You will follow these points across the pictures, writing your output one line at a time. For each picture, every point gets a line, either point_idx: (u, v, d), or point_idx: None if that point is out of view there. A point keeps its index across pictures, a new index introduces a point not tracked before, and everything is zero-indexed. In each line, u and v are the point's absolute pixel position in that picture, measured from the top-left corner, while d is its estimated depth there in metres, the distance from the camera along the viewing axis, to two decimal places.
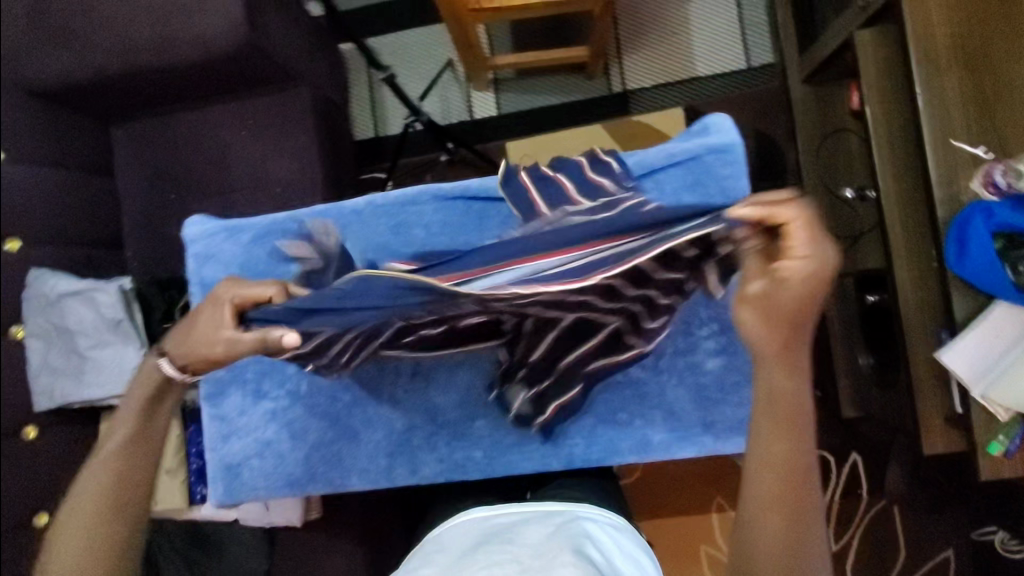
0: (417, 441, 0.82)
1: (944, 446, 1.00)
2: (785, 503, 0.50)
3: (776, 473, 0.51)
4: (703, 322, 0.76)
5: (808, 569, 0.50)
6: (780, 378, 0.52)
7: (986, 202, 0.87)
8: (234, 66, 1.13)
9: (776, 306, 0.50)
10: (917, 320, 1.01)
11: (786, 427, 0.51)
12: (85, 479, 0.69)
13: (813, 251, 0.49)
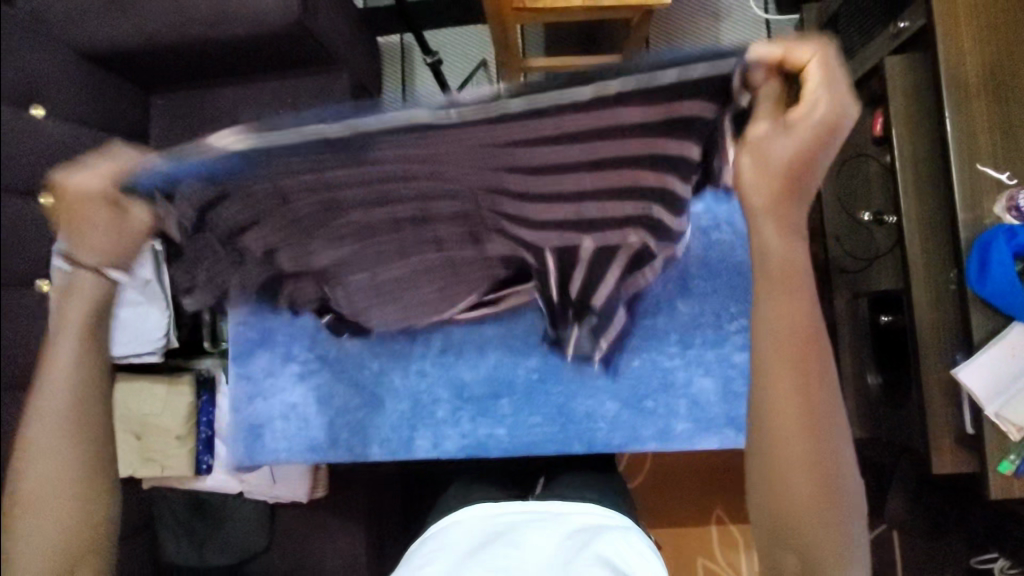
0: (443, 415, 0.84)
1: (955, 466, 1.02)
2: (799, 366, 0.43)
3: (791, 376, 0.43)
4: (732, 316, 0.80)
5: (830, 435, 0.42)
6: (780, 241, 0.45)
7: (1009, 225, 0.91)
8: (282, 45, 1.16)
9: (782, 152, 0.44)
10: (934, 339, 1.02)
11: (787, 289, 0.44)
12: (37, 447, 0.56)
13: (828, 94, 0.44)
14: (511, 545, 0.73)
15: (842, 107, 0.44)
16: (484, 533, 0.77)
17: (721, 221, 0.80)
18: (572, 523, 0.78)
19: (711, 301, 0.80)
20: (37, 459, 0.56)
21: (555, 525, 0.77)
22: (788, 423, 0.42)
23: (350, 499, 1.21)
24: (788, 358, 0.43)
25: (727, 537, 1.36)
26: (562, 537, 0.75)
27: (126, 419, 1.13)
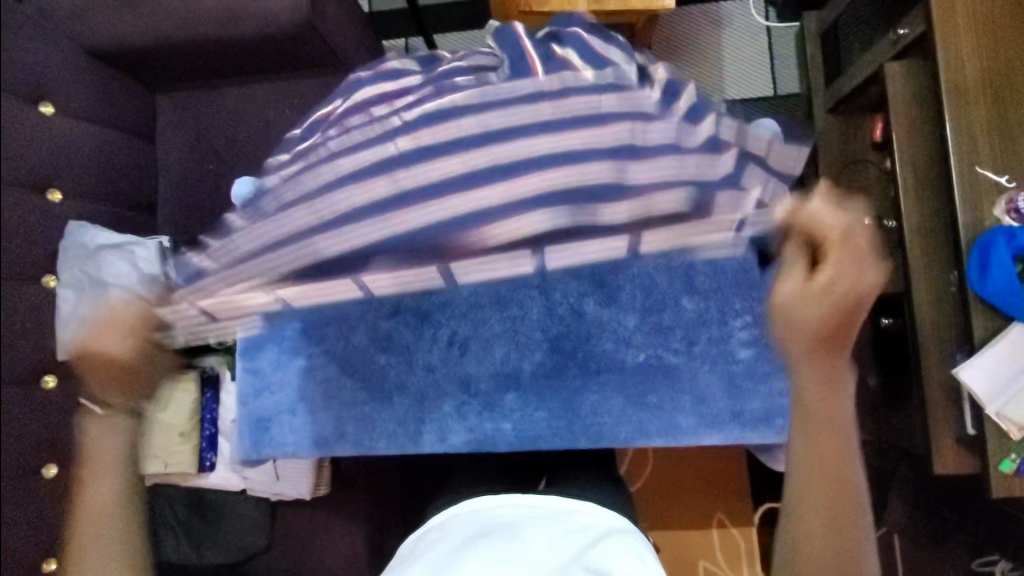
0: (449, 409, 0.85)
1: (955, 468, 1.02)
2: (830, 495, 0.57)
3: (825, 465, 0.58)
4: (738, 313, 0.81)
5: (857, 551, 0.56)
6: (815, 388, 0.59)
7: (1009, 226, 0.92)
8: (290, 46, 1.17)
9: (818, 323, 0.57)
10: (935, 340, 1.03)
11: (821, 433, 0.59)
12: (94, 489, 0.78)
13: (853, 276, 0.57)
14: (509, 541, 0.73)
15: (867, 281, 0.57)
16: (486, 527, 0.76)
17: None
18: (579, 525, 0.77)
19: (717, 298, 0.81)
20: (95, 488, 0.78)
21: (560, 524, 0.76)
22: (815, 499, 0.57)
23: (354, 498, 1.21)
24: (827, 459, 0.58)
25: (728, 539, 1.36)
26: (563, 539, 0.74)
27: None
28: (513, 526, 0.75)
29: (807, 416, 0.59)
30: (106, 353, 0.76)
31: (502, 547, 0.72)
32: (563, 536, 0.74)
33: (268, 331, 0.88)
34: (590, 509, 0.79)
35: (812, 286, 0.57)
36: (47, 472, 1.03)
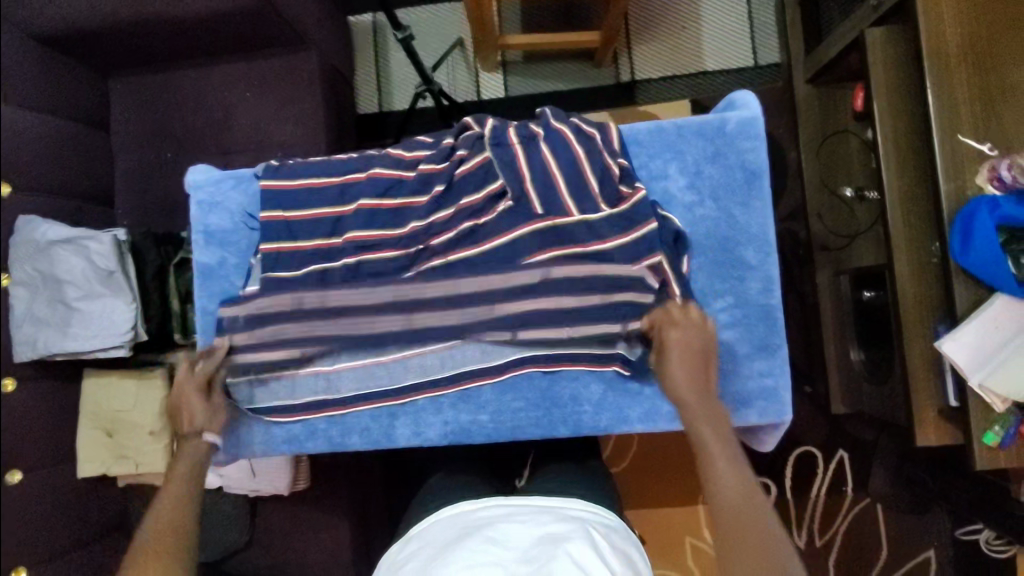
0: (424, 404, 0.81)
1: (938, 441, 1.03)
2: (746, 515, 0.61)
3: (738, 509, 0.61)
4: (718, 292, 0.76)
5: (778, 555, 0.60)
6: (711, 436, 0.66)
7: (991, 195, 0.89)
8: (247, 24, 1.10)
9: (672, 378, 0.69)
10: (915, 313, 1.02)
11: (724, 463, 0.64)
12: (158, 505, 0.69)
13: (689, 325, 0.70)
14: (490, 543, 0.73)
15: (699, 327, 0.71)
16: (465, 528, 0.78)
17: (705, 196, 0.77)
18: (552, 516, 0.79)
19: (697, 278, 0.77)
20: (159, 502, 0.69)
21: (535, 520, 0.78)
22: (735, 533, 0.61)
23: (338, 491, 1.19)
24: (734, 498, 0.62)
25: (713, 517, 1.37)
26: (543, 532, 0.75)
27: (93, 416, 1.10)
28: (491, 527, 0.76)
29: (713, 474, 0.64)
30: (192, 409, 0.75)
31: (483, 548, 0.73)
32: (540, 528, 0.76)
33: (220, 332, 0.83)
34: (562, 506, 0.83)
35: (682, 366, 0.68)
36: (10, 479, 0.98)
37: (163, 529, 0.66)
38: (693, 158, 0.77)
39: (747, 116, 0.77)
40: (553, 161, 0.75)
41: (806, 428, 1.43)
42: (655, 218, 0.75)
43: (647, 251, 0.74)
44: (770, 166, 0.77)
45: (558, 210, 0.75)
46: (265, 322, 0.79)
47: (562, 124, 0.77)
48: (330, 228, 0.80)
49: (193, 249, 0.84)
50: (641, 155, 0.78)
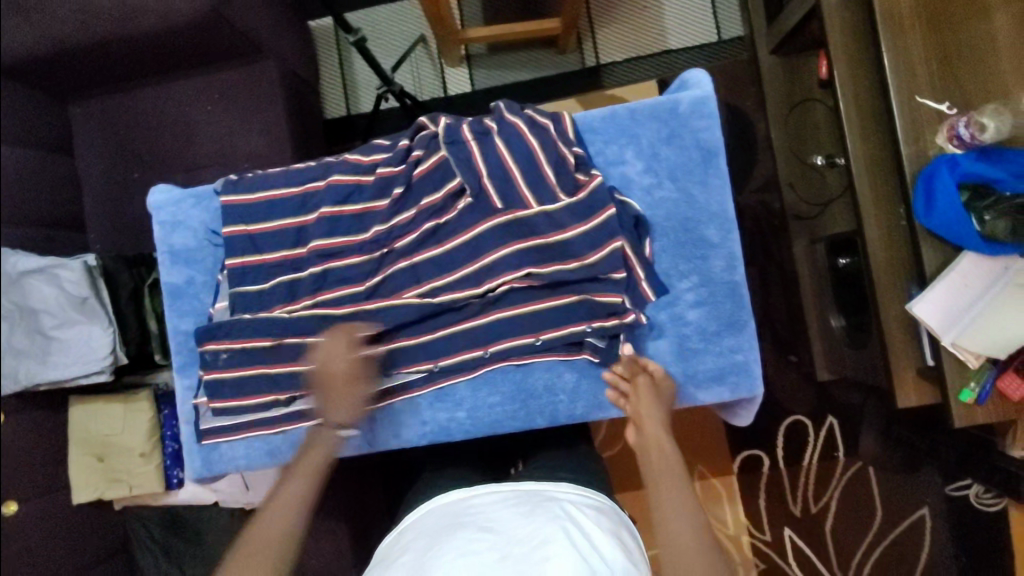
0: (402, 406, 0.81)
1: (920, 400, 1.03)
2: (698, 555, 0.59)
3: (690, 557, 0.59)
4: (683, 273, 0.77)
5: None
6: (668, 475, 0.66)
7: (950, 154, 0.90)
8: (201, 38, 1.10)
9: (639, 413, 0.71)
10: (887, 277, 1.02)
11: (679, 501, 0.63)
12: (281, 489, 0.71)
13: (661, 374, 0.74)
14: (484, 532, 0.74)
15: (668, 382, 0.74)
16: (456, 517, 0.78)
17: (663, 177, 0.77)
18: (542, 500, 0.80)
19: (661, 260, 0.78)
20: (287, 484, 0.71)
21: (526, 504, 0.79)
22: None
23: (333, 496, 1.20)
24: (693, 546, 0.60)
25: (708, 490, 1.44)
26: (536, 514, 0.76)
27: (84, 440, 1.10)
28: (483, 515, 0.77)
29: (664, 516, 0.63)
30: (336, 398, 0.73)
31: (478, 537, 0.73)
32: (532, 510, 0.77)
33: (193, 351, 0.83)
34: (550, 490, 0.84)
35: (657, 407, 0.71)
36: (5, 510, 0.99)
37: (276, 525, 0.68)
38: (649, 142, 0.78)
39: (699, 95, 0.77)
40: (508, 156, 0.75)
41: (794, 397, 1.44)
42: (613, 205, 0.75)
43: (606, 237, 0.74)
44: (725, 142, 0.77)
45: (517, 203, 0.76)
46: (237, 336, 0.80)
47: (516, 117, 0.77)
48: (294, 239, 0.80)
49: (160, 270, 0.83)
50: (597, 142, 0.78)
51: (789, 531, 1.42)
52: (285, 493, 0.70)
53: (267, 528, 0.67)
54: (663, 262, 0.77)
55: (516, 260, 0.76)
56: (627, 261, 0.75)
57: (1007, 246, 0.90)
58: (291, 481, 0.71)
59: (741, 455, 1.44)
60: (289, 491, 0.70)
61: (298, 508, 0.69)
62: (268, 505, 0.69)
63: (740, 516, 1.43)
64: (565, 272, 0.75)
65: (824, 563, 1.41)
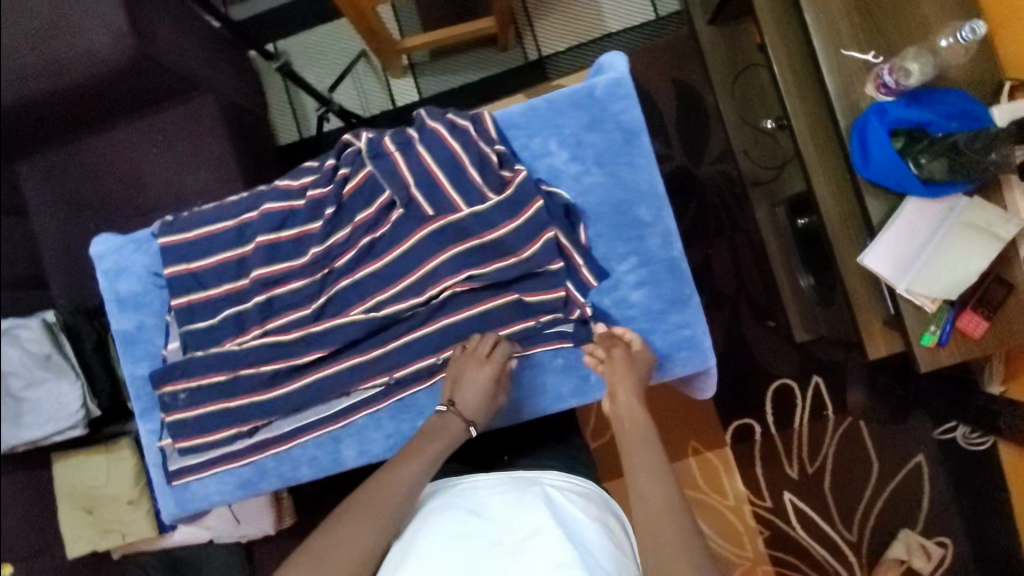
0: (364, 424, 0.81)
1: (893, 350, 1.02)
2: (669, 523, 0.59)
3: (659, 522, 0.59)
4: (621, 256, 0.78)
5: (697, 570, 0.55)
6: (641, 448, 0.65)
7: (878, 103, 0.91)
8: (132, 81, 1.10)
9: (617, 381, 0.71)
10: (843, 234, 0.99)
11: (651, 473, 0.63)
12: (403, 470, 0.69)
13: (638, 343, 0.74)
14: (472, 515, 0.69)
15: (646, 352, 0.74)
16: (445, 502, 0.73)
17: (590, 164, 0.79)
18: (535, 484, 0.74)
19: (598, 246, 0.79)
20: (400, 466, 0.69)
21: (518, 488, 0.73)
22: (663, 544, 0.57)
23: None
24: (662, 510, 0.60)
25: (705, 466, 1.39)
26: (530, 498, 0.70)
27: (71, 495, 1.10)
28: (473, 498, 0.72)
29: (633, 483, 0.63)
30: (474, 380, 0.74)
31: (464, 521, 0.68)
32: (523, 493, 0.71)
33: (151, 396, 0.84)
34: (545, 475, 0.78)
35: (632, 376, 0.71)
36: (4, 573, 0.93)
37: (393, 492, 0.67)
38: (572, 130, 0.79)
39: (614, 77, 0.78)
40: (433, 163, 0.77)
41: (775, 361, 1.40)
42: (541, 196, 0.76)
43: (538, 229, 0.75)
44: (645, 119, 0.79)
45: (447, 208, 0.77)
46: (193, 374, 0.81)
47: (436, 123, 0.78)
48: (236, 271, 0.81)
49: (108, 320, 0.84)
50: (520, 136, 0.80)
51: (788, 495, 1.39)
52: (405, 469, 0.68)
53: (381, 492, 0.66)
54: (601, 247, 0.79)
55: (454, 263, 0.77)
56: (561, 249, 0.76)
57: (947, 185, 0.90)
58: (408, 465, 0.69)
59: (733, 424, 1.40)
60: (409, 472, 0.68)
61: (413, 486, 0.68)
62: (385, 474, 0.68)
63: (739, 487, 1.39)
64: (503, 270, 0.76)
65: (829, 522, 1.38)
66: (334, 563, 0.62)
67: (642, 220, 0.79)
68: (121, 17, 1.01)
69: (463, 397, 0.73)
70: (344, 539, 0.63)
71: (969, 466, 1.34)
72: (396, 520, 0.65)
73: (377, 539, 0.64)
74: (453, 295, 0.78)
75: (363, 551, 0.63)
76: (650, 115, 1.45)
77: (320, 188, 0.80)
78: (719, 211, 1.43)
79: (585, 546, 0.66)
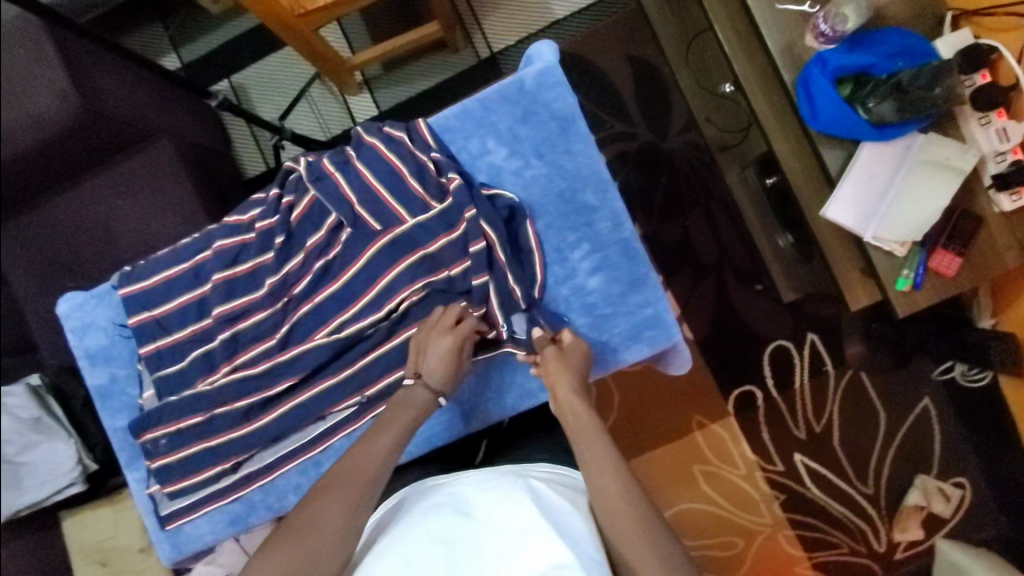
0: (343, 443, 0.83)
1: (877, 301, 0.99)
2: (631, 509, 0.65)
3: (622, 509, 0.65)
4: (574, 245, 0.86)
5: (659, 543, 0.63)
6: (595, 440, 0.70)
7: (818, 54, 0.92)
8: (81, 139, 1.06)
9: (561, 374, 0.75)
10: (807, 188, 0.97)
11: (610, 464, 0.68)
12: (380, 439, 0.71)
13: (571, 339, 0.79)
14: (460, 517, 0.66)
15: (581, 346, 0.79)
16: (428, 496, 0.72)
17: (530, 156, 0.86)
18: (520, 475, 0.72)
19: (550, 236, 0.86)
20: (380, 435, 0.71)
21: (503, 480, 0.71)
22: (624, 526, 0.64)
23: None
24: (620, 497, 0.66)
25: (711, 438, 1.35)
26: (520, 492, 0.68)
27: (82, 552, 1.07)
28: (459, 496, 0.69)
29: (593, 473, 0.68)
30: (436, 347, 0.75)
31: (453, 522, 0.66)
32: (508, 486, 0.69)
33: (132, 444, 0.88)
34: (531, 467, 0.77)
35: (570, 369, 0.75)
36: None
37: (369, 462, 0.68)
38: (507, 126, 0.86)
39: (542, 67, 0.86)
40: (375, 180, 0.82)
41: (768, 324, 1.37)
42: (476, 203, 0.82)
43: (472, 237, 0.80)
44: (578, 104, 0.86)
45: (394, 221, 0.81)
46: (172, 419, 0.82)
47: (373, 137, 0.84)
48: (197, 312, 0.84)
49: (82, 375, 0.89)
50: (456, 139, 0.87)
51: (799, 456, 1.35)
52: (384, 440, 0.70)
53: (357, 465, 0.68)
54: (554, 241, 0.86)
55: (407, 273, 0.79)
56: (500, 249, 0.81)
57: (897, 125, 0.91)
58: (384, 433, 0.71)
59: (735, 392, 1.36)
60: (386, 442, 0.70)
61: (388, 457, 0.70)
62: (365, 444, 0.70)
63: (749, 455, 1.35)
64: (453, 274, 0.80)
65: (844, 479, 1.34)
66: (316, 535, 0.63)
67: (587, 204, 0.86)
68: (61, 76, 0.99)
69: (427, 366, 0.75)
70: (319, 515, 0.64)
71: (975, 403, 1.32)
72: (367, 494, 0.66)
73: (350, 511, 0.65)
74: (409, 306, 0.80)
75: (340, 523, 0.64)
76: (610, 95, 1.43)
77: (263, 220, 0.84)
78: (691, 180, 1.41)
79: (577, 542, 0.64)
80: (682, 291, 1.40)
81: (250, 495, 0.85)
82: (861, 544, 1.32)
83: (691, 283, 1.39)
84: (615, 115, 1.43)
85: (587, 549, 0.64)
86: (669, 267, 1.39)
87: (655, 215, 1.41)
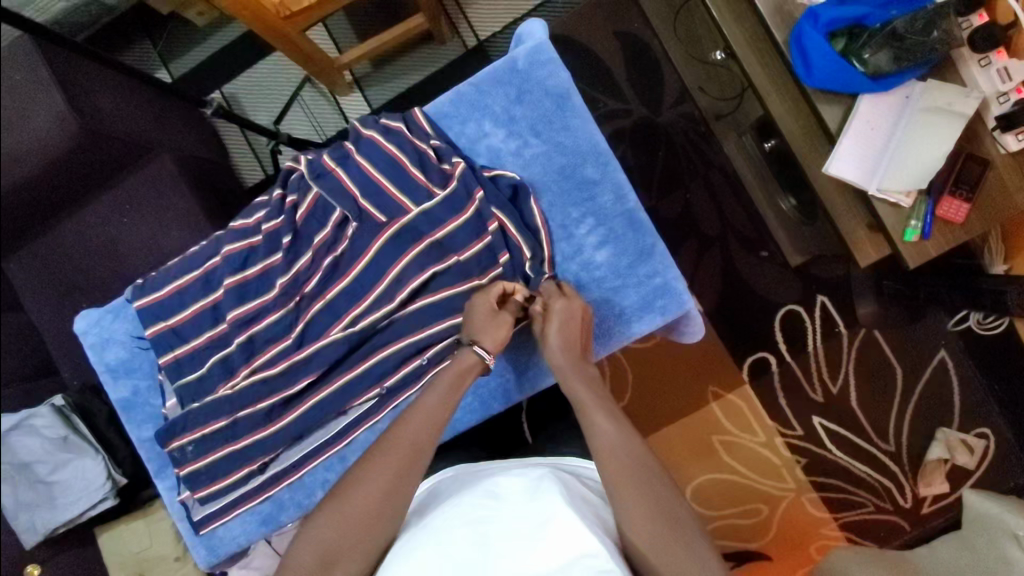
0: (366, 436, 0.85)
1: (886, 256, 0.98)
2: (637, 476, 0.66)
3: (620, 469, 0.66)
4: (579, 221, 0.88)
5: (660, 495, 0.65)
6: (590, 392, 0.74)
7: (810, 10, 0.91)
8: (80, 161, 1.06)
9: (560, 339, 0.77)
10: (807, 148, 0.97)
11: (618, 421, 0.71)
12: (426, 399, 0.73)
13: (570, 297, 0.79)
14: (490, 497, 0.67)
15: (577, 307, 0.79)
16: (462, 484, 0.73)
17: (528, 135, 0.88)
18: (552, 469, 0.73)
19: (554, 213, 0.88)
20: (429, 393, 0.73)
21: (535, 471, 0.71)
22: (625, 484, 0.65)
23: None
24: (623, 464, 0.67)
25: (728, 408, 1.36)
26: (546, 475, 0.70)
27: (118, 564, 1.07)
28: (492, 481, 0.70)
29: (593, 431, 0.70)
30: (477, 310, 0.77)
31: (483, 504, 0.66)
32: (540, 476, 0.70)
33: (159, 453, 0.90)
34: (564, 462, 0.79)
35: (560, 343, 0.76)
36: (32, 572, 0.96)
37: (411, 434, 0.70)
38: (502, 107, 0.89)
39: (533, 46, 0.87)
40: (373, 171, 0.83)
41: (779, 289, 1.37)
42: (481, 183, 0.85)
43: (485, 218, 0.83)
44: (571, 79, 0.88)
45: (398, 212, 0.83)
46: (196, 425, 0.83)
47: (371, 130, 0.86)
48: (212, 318, 0.86)
49: (106, 389, 0.92)
50: (454, 125, 0.90)
51: (817, 420, 1.35)
52: (422, 401, 0.73)
53: (403, 435, 0.70)
54: (559, 219, 0.88)
55: (415, 262, 0.81)
56: (506, 230, 0.84)
57: (893, 77, 0.91)
58: (430, 396, 0.73)
59: (750, 359, 1.36)
60: (440, 399, 0.73)
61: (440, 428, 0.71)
62: (408, 411, 0.72)
63: (767, 422, 1.35)
64: (456, 261, 0.82)
65: (865, 437, 1.34)
66: (362, 502, 0.66)
67: (586, 177, 0.88)
68: (58, 99, 0.98)
69: (473, 327, 0.77)
70: (362, 481, 0.67)
71: (992, 351, 1.32)
72: (414, 463, 0.68)
73: (392, 485, 0.67)
74: (418, 295, 0.82)
75: (384, 492, 0.66)
76: (601, 72, 1.42)
77: (269, 222, 0.86)
78: (689, 152, 1.40)
79: (597, 521, 0.65)
80: (688, 263, 1.39)
81: (279, 493, 0.86)
82: (886, 501, 1.32)
83: (696, 255, 1.39)
84: (608, 93, 1.42)
85: (613, 541, 0.64)
86: (674, 242, 1.39)
87: (656, 191, 1.40)
